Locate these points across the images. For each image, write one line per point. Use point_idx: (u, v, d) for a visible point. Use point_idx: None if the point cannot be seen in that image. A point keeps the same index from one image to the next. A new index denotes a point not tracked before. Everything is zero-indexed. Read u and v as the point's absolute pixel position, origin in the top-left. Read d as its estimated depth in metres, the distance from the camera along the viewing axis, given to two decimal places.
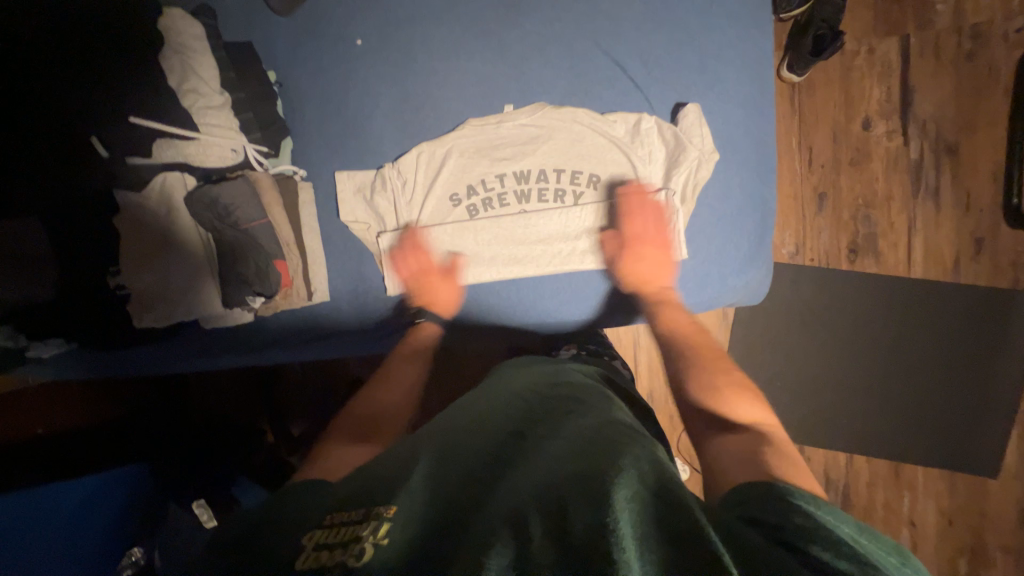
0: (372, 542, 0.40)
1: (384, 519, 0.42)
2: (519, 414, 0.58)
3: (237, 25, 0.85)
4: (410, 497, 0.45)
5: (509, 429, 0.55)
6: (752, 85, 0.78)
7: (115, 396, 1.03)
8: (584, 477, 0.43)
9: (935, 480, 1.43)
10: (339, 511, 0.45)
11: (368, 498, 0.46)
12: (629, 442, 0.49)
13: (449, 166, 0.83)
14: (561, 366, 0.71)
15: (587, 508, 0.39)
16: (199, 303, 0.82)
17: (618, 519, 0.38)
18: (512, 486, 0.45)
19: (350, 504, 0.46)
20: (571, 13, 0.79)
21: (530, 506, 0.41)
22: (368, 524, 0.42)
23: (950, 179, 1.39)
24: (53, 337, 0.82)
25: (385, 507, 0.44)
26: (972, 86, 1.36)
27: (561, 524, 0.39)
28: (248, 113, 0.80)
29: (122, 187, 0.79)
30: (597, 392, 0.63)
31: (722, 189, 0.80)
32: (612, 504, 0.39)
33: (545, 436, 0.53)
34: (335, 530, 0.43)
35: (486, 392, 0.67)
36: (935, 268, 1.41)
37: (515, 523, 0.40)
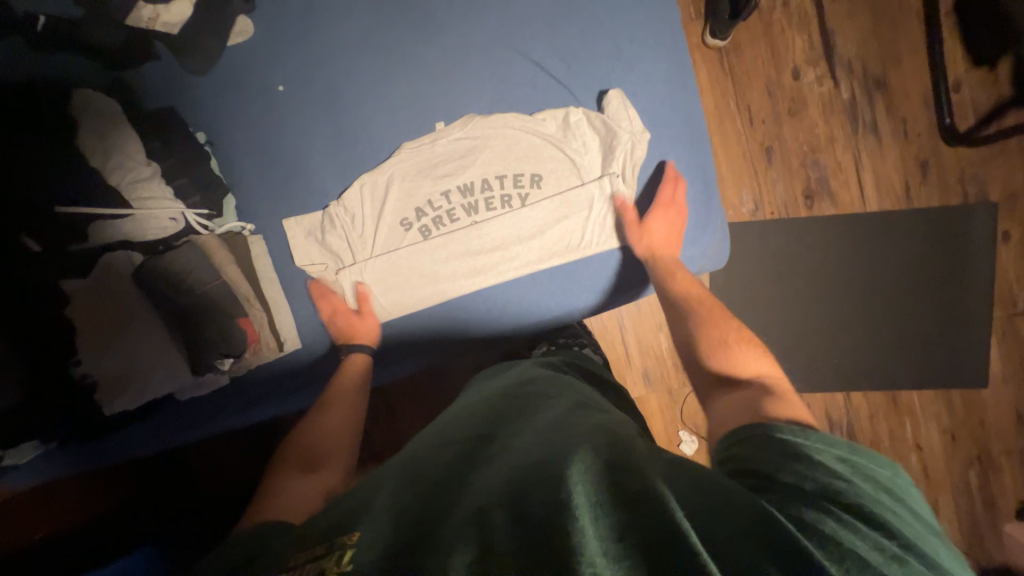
0: (336, 572, 0.39)
1: (349, 547, 0.42)
2: (481, 422, 0.60)
3: (158, 91, 0.84)
4: (375, 519, 0.45)
5: (473, 437, 0.57)
6: (669, 60, 0.79)
7: (100, 496, 0.97)
8: (542, 470, 0.46)
9: (931, 401, 1.46)
10: (302, 554, 0.44)
11: (332, 529, 0.46)
12: (590, 432, 0.52)
13: (394, 193, 0.83)
14: (521, 369, 0.75)
15: (547, 504, 0.41)
16: (169, 376, 0.81)
17: (576, 500, 0.41)
18: (475, 491, 0.46)
19: (314, 540, 0.46)
20: (482, 22, 0.79)
21: (493, 504, 0.43)
22: (332, 554, 0.42)
23: (885, 111, 1.43)
24: (26, 441, 0.79)
25: (348, 535, 0.44)
26: (887, 19, 1.41)
27: (525, 519, 0.41)
28: (183, 179, 0.80)
29: (70, 276, 0.77)
30: (560, 389, 0.67)
31: (660, 164, 0.81)
32: (569, 488, 0.43)
33: (505, 438, 0.56)
34: (300, 568, 0.42)
35: (452, 406, 0.70)
36: (889, 198, 1.45)
37: (479, 524, 0.41)
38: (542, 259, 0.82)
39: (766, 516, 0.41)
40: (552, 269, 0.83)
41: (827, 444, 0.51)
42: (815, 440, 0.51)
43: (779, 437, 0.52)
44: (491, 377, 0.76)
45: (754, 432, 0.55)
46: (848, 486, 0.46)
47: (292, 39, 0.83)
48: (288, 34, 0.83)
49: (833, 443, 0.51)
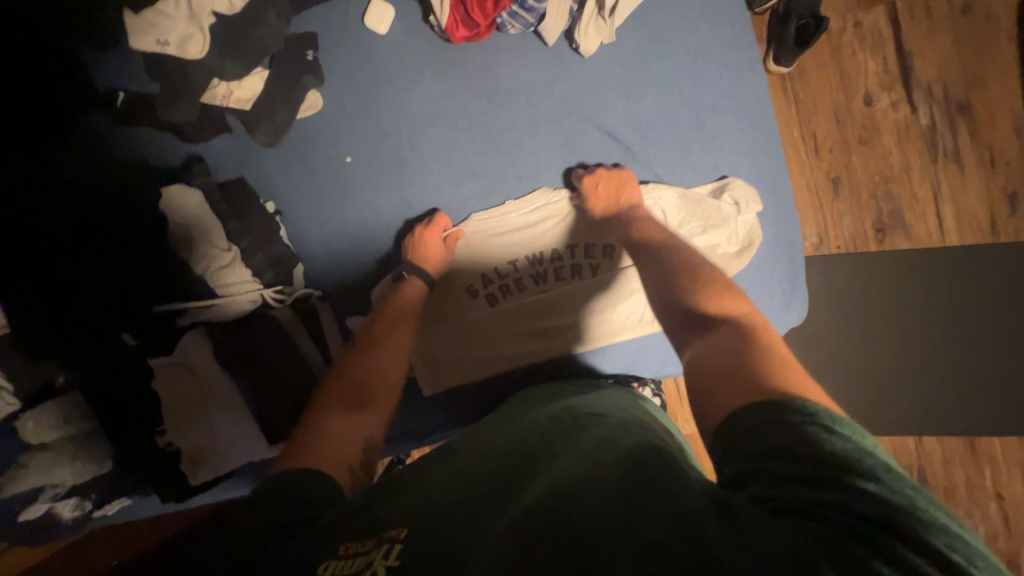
0: (384, 566, 0.39)
1: (395, 543, 0.41)
2: (530, 429, 0.57)
3: (227, 161, 0.87)
4: (421, 518, 0.44)
5: (520, 441, 0.54)
6: (754, 128, 0.75)
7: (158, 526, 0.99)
8: (589, 478, 0.43)
9: (1014, 448, 1.36)
10: (348, 539, 0.44)
11: (374, 522, 0.45)
12: (646, 441, 0.49)
13: (463, 259, 0.82)
14: (577, 389, 0.71)
15: (606, 514, 0.38)
16: (248, 449, 0.83)
17: (632, 511, 0.38)
18: (524, 498, 0.43)
19: (360, 528, 0.45)
20: (553, 90, 0.77)
21: (532, 514, 0.40)
22: (379, 549, 0.41)
23: (969, 138, 1.32)
24: (120, 497, 0.83)
25: (395, 532, 0.43)
26: (971, 39, 1.29)
27: (582, 526, 0.38)
28: (258, 256, 0.80)
29: (158, 352, 0.82)
30: (611, 402, 0.64)
31: (747, 233, 0.76)
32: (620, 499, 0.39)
33: (554, 443, 0.52)
34: (347, 560, 0.41)
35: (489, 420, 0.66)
36: (971, 231, 1.34)
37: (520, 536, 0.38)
38: (609, 332, 0.81)
39: (801, 541, 0.33)
40: (621, 342, 0.82)
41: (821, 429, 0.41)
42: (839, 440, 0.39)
43: (784, 424, 0.41)
44: (549, 392, 0.72)
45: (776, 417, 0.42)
46: (879, 493, 0.36)
47: (359, 111, 0.83)
48: (356, 106, 0.83)
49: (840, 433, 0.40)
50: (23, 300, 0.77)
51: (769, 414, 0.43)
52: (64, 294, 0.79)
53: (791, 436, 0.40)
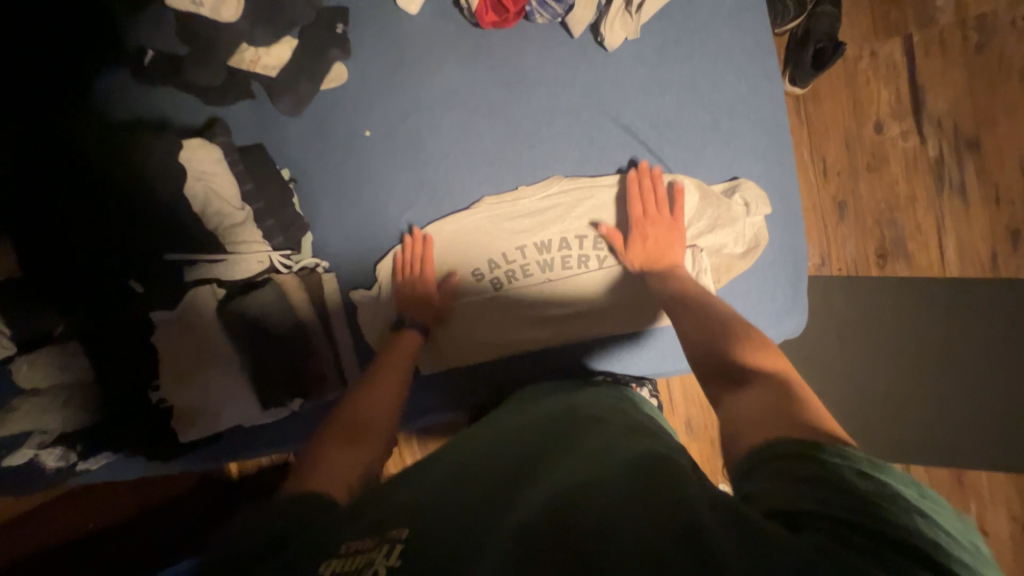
0: (385, 565, 0.40)
1: (397, 541, 0.42)
2: (533, 433, 0.58)
3: (248, 127, 0.87)
4: (423, 518, 0.44)
5: (523, 444, 0.56)
6: (767, 135, 0.76)
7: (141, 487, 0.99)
8: (588, 483, 0.43)
9: (1002, 485, 1.36)
10: (349, 538, 0.44)
11: (376, 522, 0.45)
12: (642, 449, 0.49)
13: (472, 242, 0.83)
14: (577, 393, 0.70)
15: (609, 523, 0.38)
16: (240, 410, 0.84)
17: (628, 525, 0.38)
18: (525, 500, 0.44)
19: (360, 527, 0.45)
20: (574, 83, 0.78)
21: (537, 516, 0.41)
22: (381, 547, 0.41)
23: (975, 173, 1.34)
24: (99, 453, 0.84)
25: (396, 529, 0.43)
26: (986, 77, 1.31)
27: (587, 536, 0.38)
28: (269, 221, 0.82)
29: (159, 307, 0.82)
30: (612, 409, 0.64)
31: (754, 237, 0.77)
32: (615, 511, 0.39)
33: (557, 449, 0.54)
34: (350, 557, 0.41)
35: (498, 417, 0.67)
36: (972, 265, 1.36)
37: (525, 536, 0.39)
38: (610, 325, 0.82)
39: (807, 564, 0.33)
40: (621, 337, 0.82)
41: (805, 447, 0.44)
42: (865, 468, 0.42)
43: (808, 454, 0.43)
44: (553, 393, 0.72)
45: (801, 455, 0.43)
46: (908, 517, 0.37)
47: (381, 89, 0.84)
48: (378, 83, 0.84)
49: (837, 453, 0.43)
50: (33, 237, 0.78)
51: (790, 453, 0.43)
52: (74, 238, 0.79)
53: (805, 468, 0.41)
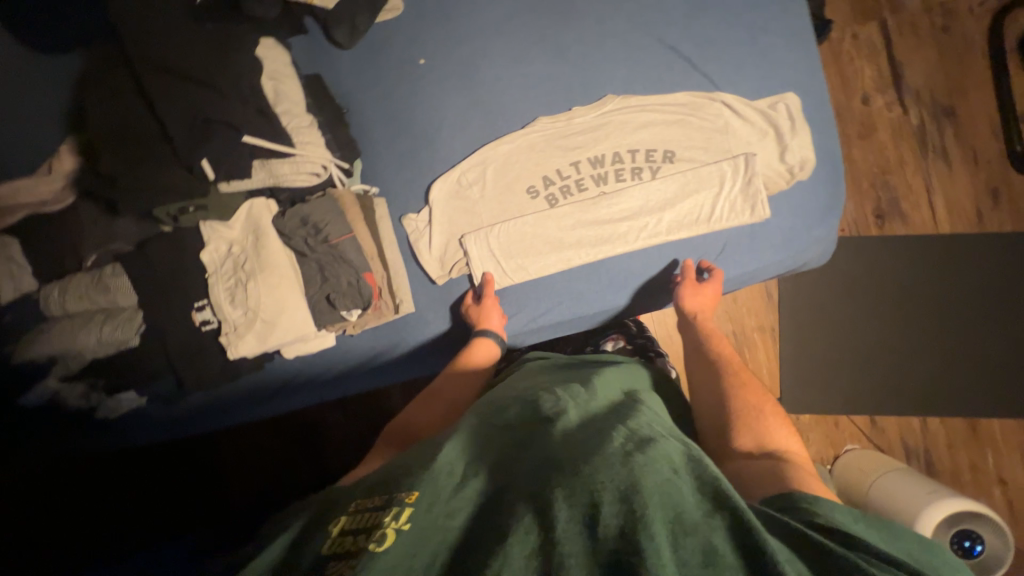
0: (394, 527, 0.45)
1: (406, 505, 0.47)
2: (539, 401, 0.64)
3: (304, 57, 0.89)
4: (433, 486, 0.49)
5: (531, 416, 0.62)
6: (801, 48, 0.82)
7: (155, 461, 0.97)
8: (614, 467, 0.48)
9: (1011, 431, 1.43)
10: (359, 500, 0.51)
11: (387, 485, 0.51)
12: (666, 441, 0.54)
13: (527, 161, 0.85)
14: (572, 369, 0.77)
15: (616, 496, 0.45)
16: (292, 327, 0.79)
17: (648, 510, 0.43)
18: (535, 473, 0.50)
19: (370, 489, 0.52)
20: (620, 11, 0.85)
21: (552, 490, 0.46)
22: (390, 510, 0.46)
23: (954, 139, 1.47)
24: (127, 391, 0.82)
25: (406, 493, 0.48)
26: (953, 53, 1.47)
27: (588, 509, 0.45)
28: (328, 136, 0.84)
29: (211, 216, 0.78)
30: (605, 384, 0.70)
31: (807, 138, 0.80)
32: (643, 498, 0.44)
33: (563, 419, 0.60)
34: (361, 517, 0.48)
35: (503, 388, 0.74)
36: (960, 221, 1.47)
37: (541, 508, 0.45)
38: (666, 232, 0.82)
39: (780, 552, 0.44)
40: (677, 243, 0.83)
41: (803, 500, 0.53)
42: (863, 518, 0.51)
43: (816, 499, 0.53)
44: (550, 368, 0.79)
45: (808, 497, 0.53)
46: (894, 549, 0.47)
47: (436, 19, 0.88)
48: (433, 14, 0.88)
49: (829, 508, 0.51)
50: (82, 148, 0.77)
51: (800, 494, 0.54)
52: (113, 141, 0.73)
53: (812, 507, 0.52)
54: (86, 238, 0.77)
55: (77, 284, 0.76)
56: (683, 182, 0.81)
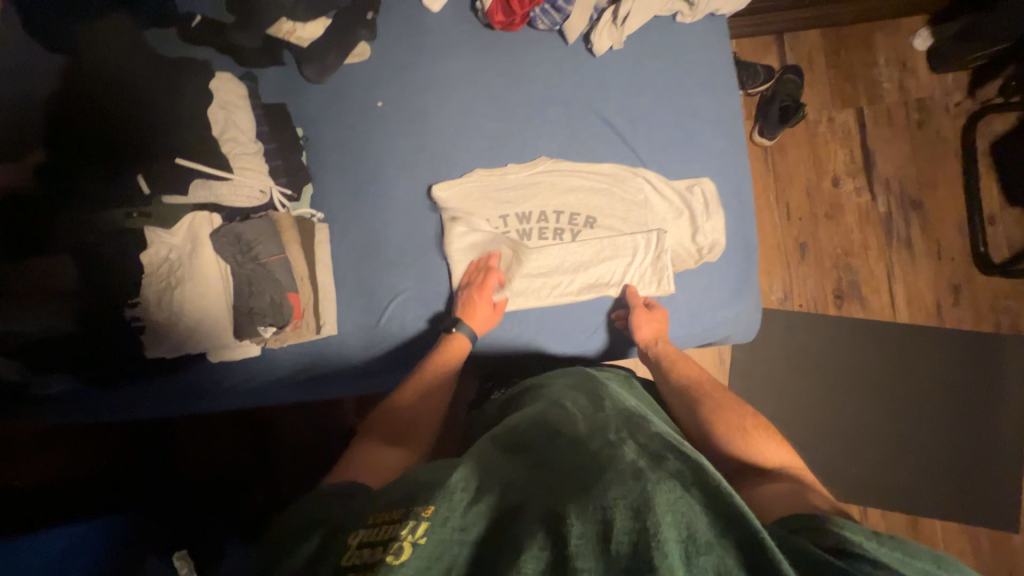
0: (410, 540, 0.45)
1: (423, 518, 0.47)
2: (555, 417, 0.65)
3: (275, 87, 0.96)
4: (446, 500, 0.49)
5: (548, 430, 0.62)
6: (727, 140, 0.89)
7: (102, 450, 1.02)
8: (626, 481, 0.48)
9: (955, 536, 1.38)
10: (380, 514, 0.51)
11: (407, 500, 0.51)
12: (676, 451, 0.53)
13: (458, 209, 0.90)
14: (596, 381, 0.78)
15: (628, 512, 0.45)
16: (213, 334, 0.85)
17: (659, 526, 0.43)
18: (550, 489, 0.50)
19: (393, 503, 0.52)
20: (565, 81, 0.91)
21: (568, 508, 0.47)
22: (407, 522, 0.47)
23: (920, 231, 1.49)
24: (58, 373, 0.85)
25: (423, 507, 0.49)
26: (925, 149, 1.50)
27: (601, 527, 0.45)
28: (278, 162, 0.90)
29: (153, 224, 0.83)
30: (626, 402, 0.71)
31: (711, 227, 0.86)
32: (653, 511, 0.44)
33: (577, 433, 0.60)
34: (380, 529, 0.48)
35: (528, 400, 0.75)
36: (920, 313, 1.47)
37: (555, 523, 0.46)
38: (577, 294, 0.87)
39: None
40: (587, 306, 0.88)
41: (824, 530, 0.50)
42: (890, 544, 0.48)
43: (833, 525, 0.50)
44: (573, 379, 0.78)
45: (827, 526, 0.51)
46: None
47: (399, 68, 0.95)
48: (397, 64, 0.95)
49: (848, 529, 0.49)
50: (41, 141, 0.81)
51: (819, 526, 0.51)
52: (77, 149, 0.81)
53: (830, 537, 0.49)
54: (31, 229, 0.80)
55: (26, 271, 0.80)
56: (598, 249, 0.87)
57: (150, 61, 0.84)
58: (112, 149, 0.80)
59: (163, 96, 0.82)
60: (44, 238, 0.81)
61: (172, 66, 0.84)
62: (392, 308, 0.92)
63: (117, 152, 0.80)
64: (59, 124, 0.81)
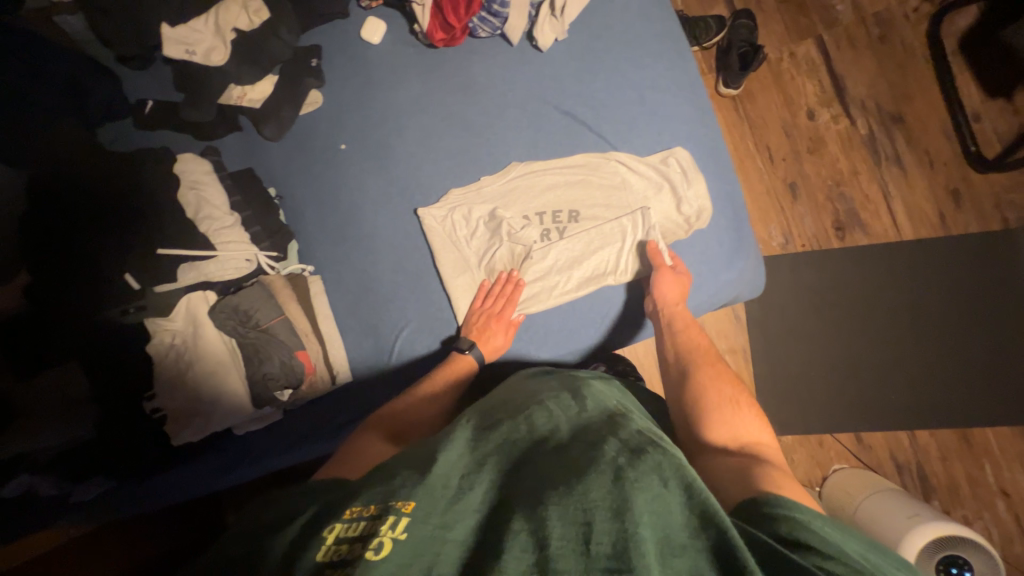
0: (390, 537, 0.43)
1: (402, 514, 0.45)
2: (537, 412, 0.63)
3: (237, 154, 0.97)
4: (428, 495, 0.47)
5: (529, 428, 0.60)
6: (689, 104, 0.88)
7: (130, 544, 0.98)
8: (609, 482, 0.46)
9: (1009, 440, 1.35)
10: (355, 505, 0.48)
11: (382, 493, 0.49)
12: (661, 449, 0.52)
13: (442, 233, 0.90)
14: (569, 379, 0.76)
15: (609, 513, 0.43)
16: (234, 408, 0.86)
17: (639, 528, 0.42)
18: (531, 488, 0.48)
19: (369, 498, 0.49)
20: (518, 82, 0.90)
21: (548, 505, 0.45)
22: (385, 518, 0.45)
23: (906, 144, 1.46)
24: (94, 478, 0.86)
25: (402, 502, 0.46)
26: (893, 62, 1.48)
27: (581, 529, 0.43)
28: (257, 227, 0.90)
29: (152, 316, 0.84)
30: (608, 398, 0.69)
31: (691, 197, 0.86)
32: (633, 514, 0.42)
33: (561, 434, 0.58)
34: (355, 524, 0.46)
35: (501, 398, 0.73)
36: (924, 226, 1.45)
37: (534, 521, 0.43)
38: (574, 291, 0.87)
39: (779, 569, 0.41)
40: (590, 299, 0.87)
41: (766, 512, 0.48)
42: (831, 528, 0.45)
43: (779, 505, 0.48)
44: (543, 378, 0.77)
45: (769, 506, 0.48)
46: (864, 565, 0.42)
47: (353, 107, 0.95)
48: (350, 104, 0.95)
49: (796, 510, 0.47)
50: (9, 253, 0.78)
51: (758, 506, 0.49)
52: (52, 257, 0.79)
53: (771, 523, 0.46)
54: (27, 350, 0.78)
55: (33, 387, 0.79)
56: (589, 243, 0.87)
57: (112, 158, 0.85)
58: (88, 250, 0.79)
59: (128, 190, 0.82)
60: (46, 353, 0.79)
61: (135, 159, 0.86)
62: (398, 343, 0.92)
63: (97, 254, 0.79)
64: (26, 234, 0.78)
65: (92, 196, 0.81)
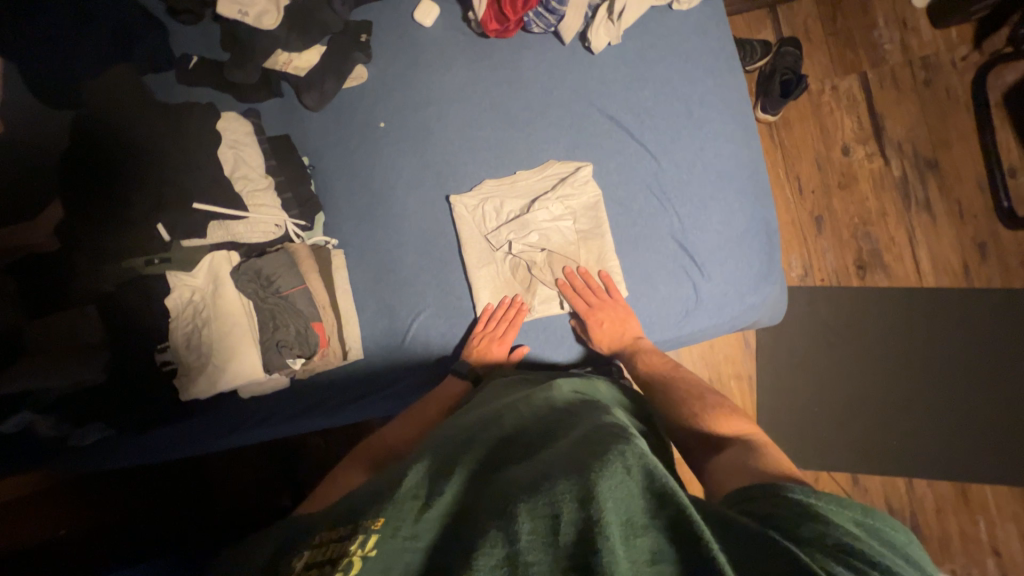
0: (360, 555, 0.40)
1: (372, 531, 0.42)
2: (508, 418, 0.62)
3: (276, 120, 0.97)
4: (398, 507, 0.45)
5: (496, 436, 0.58)
6: (735, 123, 0.88)
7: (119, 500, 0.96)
8: (572, 474, 0.45)
9: (1007, 499, 1.34)
10: (321, 530, 0.45)
11: (349, 512, 0.46)
12: (620, 438, 0.51)
13: (471, 221, 0.90)
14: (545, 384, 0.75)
15: (574, 501, 0.42)
16: (240, 371, 0.84)
17: (604, 514, 0.40)
18: (500, 493, 0.46)
19: (338, 517, 0.46)
20: (565, 81, 0.90)
21: (515, 505, 0.43)
22: (355, 537, 0.42)
23: (938, 191, 1.45)
24: (95, 423, 0.86)
25: (372, 519, 0.44)
26: (935, 107, 1.47)
27: (550, 521, 0.41)
28: (289, 194, 0.90)
29: (174, 269, 0.84)
30: (581, 399, 0.68)
31: (725, 217, 0.86)
32: (596, 499, 0.41)
33: (529, 439, 0.57)
34: (322, 546, 0.43)
35: (474, 407, 0.72)
36: (947, 275, 1.43)
37: (503, 522, 0.42)
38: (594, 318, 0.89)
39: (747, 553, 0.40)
40: None
41: (766, 496, 0.49)
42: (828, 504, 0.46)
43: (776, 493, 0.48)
44: (525, 385, 0.75)
45: (767, 493, 0.49)
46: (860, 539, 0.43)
47: (396, 87, 0.95)
48: (395, 82, 0.95)
49: (794, 493, 0.48)
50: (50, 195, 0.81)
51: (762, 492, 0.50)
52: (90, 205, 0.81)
53: (768, 504, 0.48)
54: (52, 288, 0.82)
55: (53, 325, 0.81)
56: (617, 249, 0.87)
57: (157, 108, 0.85)
58: (121, 198, 0.80)
59: (166, 141, 0.82)
60: (68, 293, 0.82)
61: (177, 111, 0.86)
62: (413, 326, 0.91)
63: (130, 203, 0.80)
64: (66, 177, 0.80)
65: (131, 144, 0.81)
